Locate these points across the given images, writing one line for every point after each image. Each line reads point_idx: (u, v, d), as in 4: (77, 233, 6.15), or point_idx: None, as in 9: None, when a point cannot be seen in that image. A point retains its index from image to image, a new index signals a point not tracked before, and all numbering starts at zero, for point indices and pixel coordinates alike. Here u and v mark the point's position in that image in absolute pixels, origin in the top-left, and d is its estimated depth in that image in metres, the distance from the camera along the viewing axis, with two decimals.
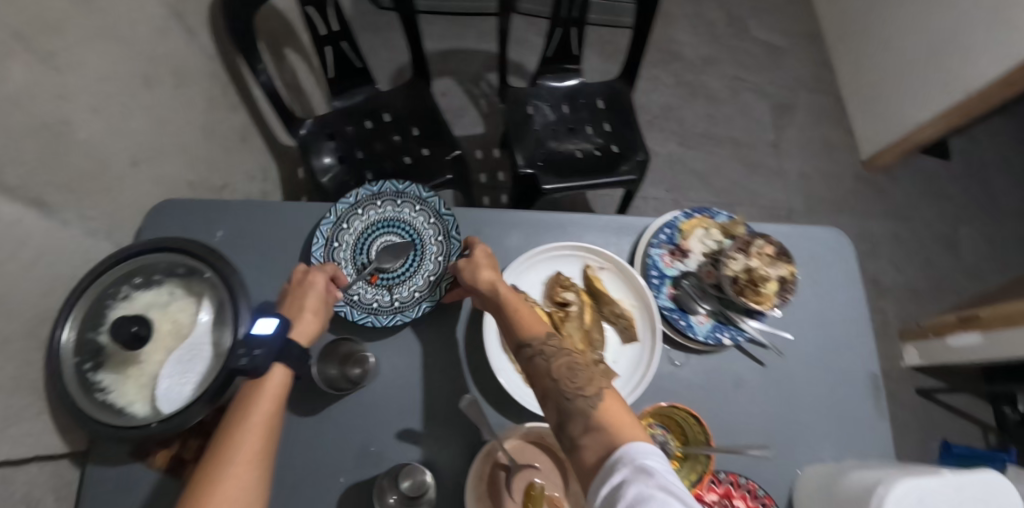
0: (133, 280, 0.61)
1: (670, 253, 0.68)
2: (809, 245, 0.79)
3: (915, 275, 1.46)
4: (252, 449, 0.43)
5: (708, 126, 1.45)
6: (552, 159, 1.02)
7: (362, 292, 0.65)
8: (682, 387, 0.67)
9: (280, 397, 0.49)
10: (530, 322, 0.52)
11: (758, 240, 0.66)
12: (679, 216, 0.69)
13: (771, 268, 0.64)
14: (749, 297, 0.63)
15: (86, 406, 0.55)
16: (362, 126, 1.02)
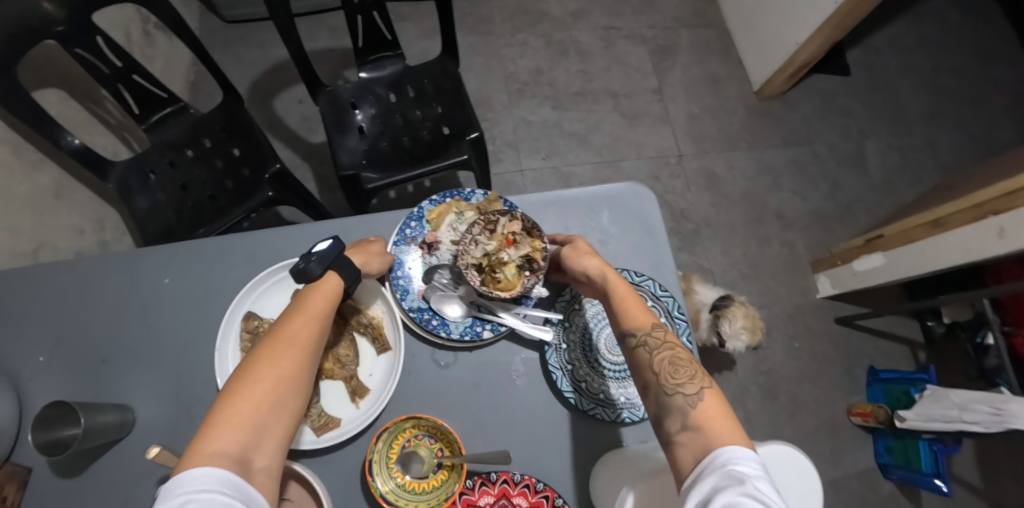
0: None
1: (419, 247, 0.66)
2: (605, 206, 0.72)
3: (823, 201, 1.38)
4: (302, 336, 0.48)
5: (583, 84, 1.35)
6: (376, 154, 1.02)
7: (603, 390, 0.62)
8: (450, 388, 0.62)
9: (332, 299, 0.53)
10: (634, 311, 0.53)
11: (502, 217, 0.61)
12: (426, 205, 0.67)
13: (514, 246, 0.61)
14: (489, 285, 0.61)
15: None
16: (183, 155, 1.01)
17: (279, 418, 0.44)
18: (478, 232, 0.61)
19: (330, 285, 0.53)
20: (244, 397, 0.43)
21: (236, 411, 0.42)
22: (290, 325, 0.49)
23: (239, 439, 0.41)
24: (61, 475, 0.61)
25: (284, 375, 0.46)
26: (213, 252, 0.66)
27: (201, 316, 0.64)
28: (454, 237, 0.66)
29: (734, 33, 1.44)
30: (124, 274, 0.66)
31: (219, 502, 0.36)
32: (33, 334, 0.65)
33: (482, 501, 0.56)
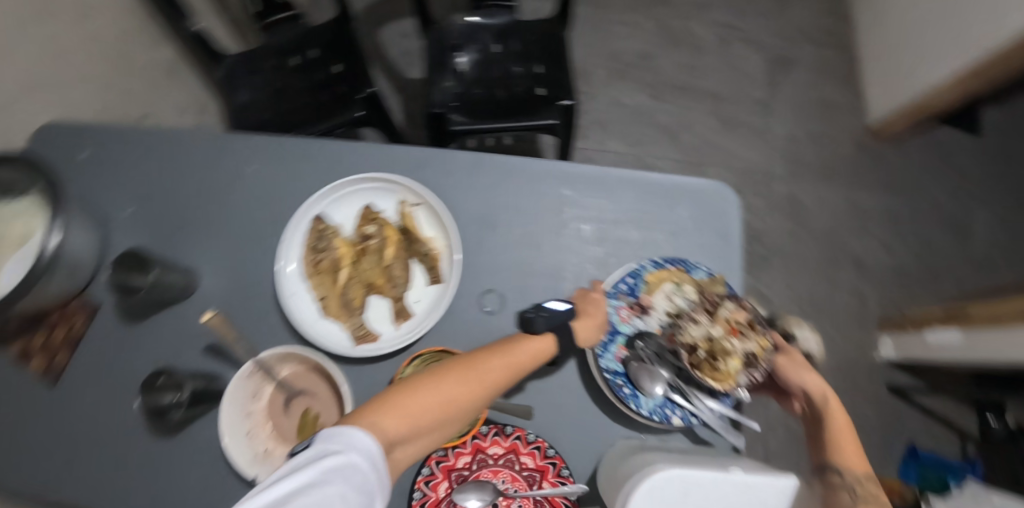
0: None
1: (629, 305, 0.63)
2: (685, 200, 0.69)
3: (909, 260, 1.25)
4: (492, 379, 0.49)
5: (687, 78, 1.28)
6: (467, 98, 0.99)
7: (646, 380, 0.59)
8: (488, 335, 0.62)
9: (531, 361, 0.53)
10: (851, 454, 0.53)
11: (727, 303, 0.61)
12: (647, 264, 0.64)
13: (738, 338, 0.60)
14: (705, 372, 0.59)
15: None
16: (285, 62, 1.03)
17: (430, 433, 0.44)
18: (701, 312, 0.62)
19: (536, 348, 0.53)
20: (420, 397, 0.44)
21: (421, 411, 0.43)
22: (490, 362, 0.50)
23: (401, 428, 0.41)
24: (129, 322, 0.66)
25: (459, 400, 0.46)
26: (295, 150, 0.67)
27: (272, 209, 0.66)
28: (668, 307, 0.63)
29: (863, 59, 1.31)
30: (214, 153, 0.69)
31: (360, 473, 0.35)
32: (127, 186, 0.70)
33: (491, 449, 0.59)
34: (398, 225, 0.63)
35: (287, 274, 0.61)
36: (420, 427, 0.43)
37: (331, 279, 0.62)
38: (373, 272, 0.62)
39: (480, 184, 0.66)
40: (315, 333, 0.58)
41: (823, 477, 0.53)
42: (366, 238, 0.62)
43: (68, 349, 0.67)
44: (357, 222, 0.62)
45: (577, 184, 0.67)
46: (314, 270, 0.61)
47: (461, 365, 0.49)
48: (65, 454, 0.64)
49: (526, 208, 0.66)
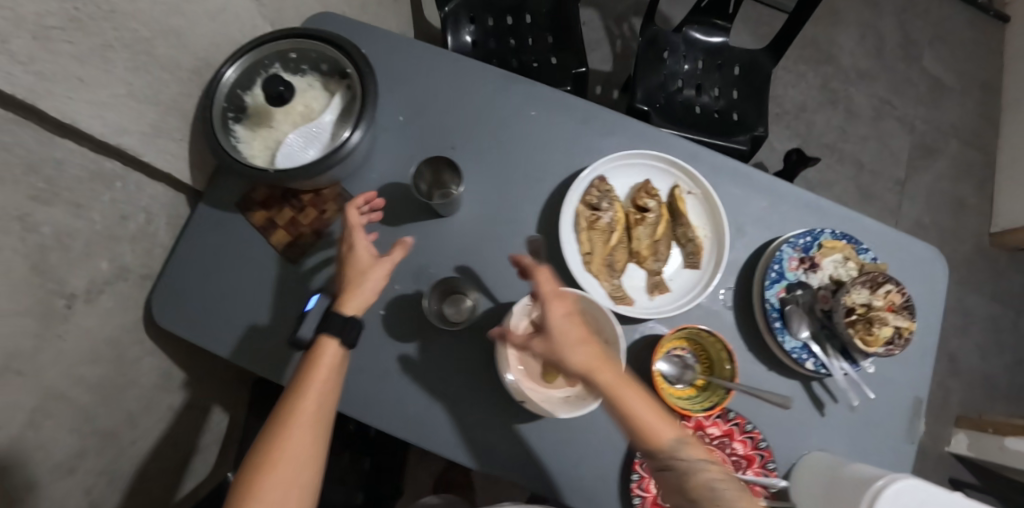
0: (290, 57, 0.68)
1: (800, 260, 0.66)
2: (906, 257, 0.71)
3: (997, 369, 1.27)
4: (315, 408, 0.52)
5: (836, 140, 1.34)
6: (670, 103, 1.03)
7: (838, 367, 0.64)
8: (724, 327, 0.66)
9: (336, 366, 0.54)
10: (652, 422, 0.49)
11: (890, 284, 0.64)
12: (825, 231, 0.67)
13: (893, 315, 0.63)
14: (858, 333, 0.62)
15: (219, 131, 0.64)
16: (503, 21, 1.06)
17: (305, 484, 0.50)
18: (863, 284, 0.63)
19: (334, 345, 0.54)
20: (280, 468, 0.49)
21: (282, 491, 0.48)
22: (310, 392, 0.52)
23: None
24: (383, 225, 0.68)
25: (313, 416, 0.51)
26: (573, 107, 0.70)
27: (545, 156, 0.69)
28: (831, 274, 0.67)
29: (1001, 167, 1.36)
30: (488, 84, 0.71)
31: None
32: (407, 95, 0.71)
33: (710, 429, 0.63)
34: (668, 205, 0.67)
35: (564, 219, 0.64)
36: (291, 481, 0.49)
37: (600, 238, 0.65)
38: (639, 242, 0.66)
39: (742, 192, 0.70)
40: (585, 281, 0.62)
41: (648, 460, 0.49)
42: (645, 210, 0.65)
43: (314, 232, 0.69)
44: (635, 193, 0.66)
45: (822, 214, 0.70)
46: (589, 226, 0.64)
47: (276, 424, 0.51)
48: (292, 329, 0.67)
49: (774, 222, 0.70)
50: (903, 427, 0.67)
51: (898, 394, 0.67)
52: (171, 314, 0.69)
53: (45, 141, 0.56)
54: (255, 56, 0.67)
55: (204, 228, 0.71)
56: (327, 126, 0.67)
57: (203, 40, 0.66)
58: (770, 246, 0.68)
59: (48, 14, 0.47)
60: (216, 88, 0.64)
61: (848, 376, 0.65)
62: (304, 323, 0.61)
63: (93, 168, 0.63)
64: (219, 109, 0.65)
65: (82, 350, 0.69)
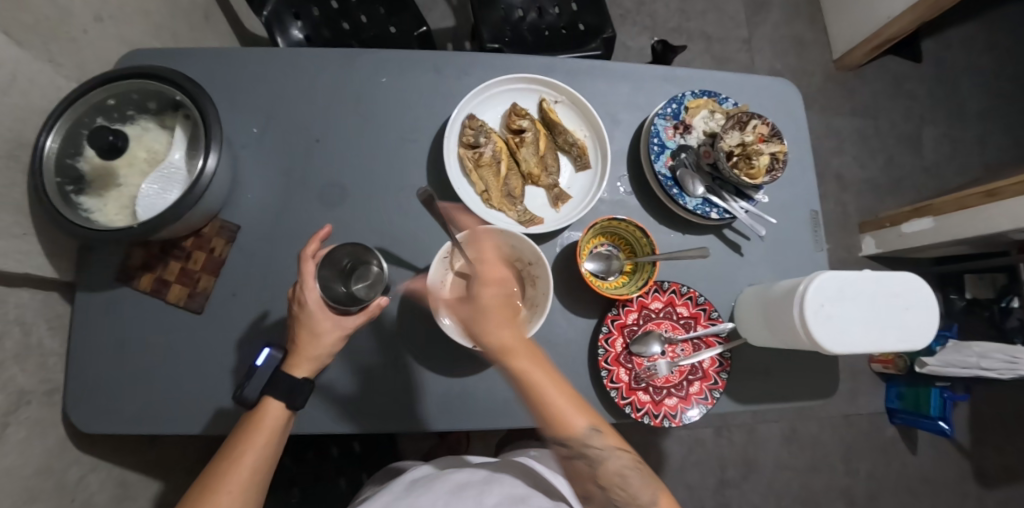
0: (108, 104, 0.63)
1: (674, 127, 0.70)
2: (760, 94, 0.77)
3: (877, 172, 1.42)
4: (253, 461, 0.53)
5: (681, 21, 1.40)
6: (519, 35, 0.99)
7: (737, 208, 0.70)
8: (631, 211, 0.70)
9: (276, 425, 0.55)
10: (572, 419, 0.53)
11: (754, 119, 0.69)
12: (687, 94, 0.71)
13: (765, 144, 0.69)
14: (741, 170, 0.68)
15: (58, 203, 0.58)
16: (328, 6, 0.97)
17: None
18: (732, 127, 0.69)
19: (278, 406, 0.55)
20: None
21: None
22: (245, 455, 0.53)
23: None
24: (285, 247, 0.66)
25: (252, 469, 0.53)
26: (423, 60, 0.70)
27: (412, 117, 0.68)
28: (705, 129, 0.71)
29: None
30: (328, 66, 0.69)
31: None
32: (252, 107, 0.68)
33: (653, 305, 0.68)
34: (542, 120, 0.69)
35: (451, 169, 0.64)
36: None
37: (491, 173, 0.66)
38: (529, 163, 0.67)
39: (605, 87, 0.73)
40: (491, 216, 0.63)
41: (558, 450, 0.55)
42: (521, 131, 0.66)
43: (210, 274, 0.65)
44: (507, 118, 0.67)
45: (680, 81, 0.75)
46: (475, 165, 0.65)
47: (214, 489, 0.51)
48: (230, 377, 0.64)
49: (642, 104, 0.74)
50: (807, 238, 0.74)
51: (793, 213, 0.75)
52: (94, 417, 0.64)
53: None
54: (70, 117, 0.61)
55: (91, 315, 0.66)
56: (180, 163, 0.64)
57: (4, 120, 0.60)
58: (645, 125, 0.71)
59: None
60: (37, 159, 0.58)
61: (748, 211, 0.71)
62: (251, 381, 0.56)
63: None
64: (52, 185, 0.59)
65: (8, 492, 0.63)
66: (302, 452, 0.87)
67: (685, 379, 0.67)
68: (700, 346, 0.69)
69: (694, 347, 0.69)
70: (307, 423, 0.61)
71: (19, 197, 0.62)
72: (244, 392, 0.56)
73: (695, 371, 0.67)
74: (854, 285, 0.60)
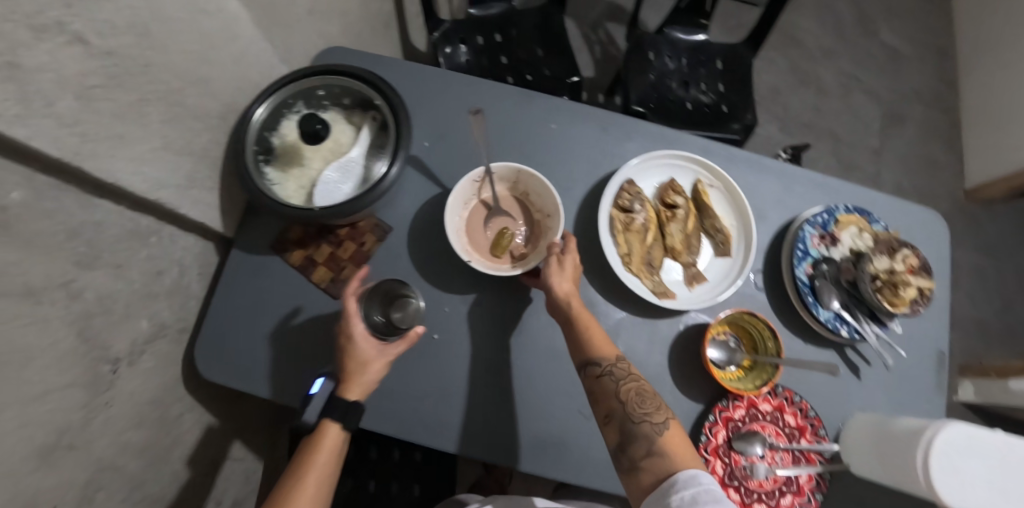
0: (315, 94, 0.70)
1: (821, 236, 0.70)
2: (909, 221, 0.76)
3: (988, 315, 1.35)
4: (315, 484, 0.55)
5: (813, 118, 1.40)
6: (663, 103, 1.01)
7: (868, 331, 0.69)
8: (758, 307, 0.70)
9: (336, 447, 0.58)
10: (601, 342, 0.59)
11: (905, 249, 0.69)
12: (838, 207, 0.72)
13: (914, 276, 0.67)
14: (885, 297, 0.67)
15: (251, 171, 0.65)
16: (492, 38, 1.03)
17: None
18: (881, 252, 0.69)
19: (337, 429, 0.58)
20: None
21: None
22: (307, 476, 0.55)
23: None
24: (422, 258, 0.69)
25: (314, 491, 0.55)
26: (593, 117, 0.73)
27: (571, 166, 0.71)
28: (851, 246, 0.71)
29: (965, 125, 1.45)
30: (505, 101, 0.73)
31: None
32: (428, 120, 0.73)
33: (762, 406, 0.66)
34: (693, 201, 0.71)
35: (602, 227, 0.67)
36: None
37: (636, 239, 0.68)
38: (673, 238, 0.69)
39: (757, 180, 0.74)
40: (629, 280, 0.65)
41: (586, 372, 0.58)
42: (674, 206, 0.69)
43: (355, 265, 0.70)
44: (663, 192, 0.70)
45: (832, 191, 0.75)
46: (624, 229, 0.67)
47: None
48: None
49: (791, 204, 0.74)
50: (931, 378, 0.71)
51: (924, 348, 0.72)
52: (218, 367, 0.68)
53: (83, 203, 0.58)
54: (279, 98, 0.68)
55: (239, 273, 0.71)
56: (360, 159, 0.68)
57: (224, 87, 0.67)
58: (790, 229, 0.71)
59: (90, 73, 0.50)
60: (247, 129, 0.65)
61: (877, 336, 0.70)
62: (308, 407, 0.58)
63: (131, 226, 0.65)
64: (251, 155, 0.65)
65: (126, 413, 0.68)
66: (366, 450, 0.90)
67: (778, 488, 0.65)
68: (799, 460, 0.67)
69: (793, 459, 0.67)
70: (408, 431, 0.63)
71: (215, 156, 0.69)
72: (303, 417, 0.58)
73: (789, 482, 0.66)
74: (999, 457, 0.53)
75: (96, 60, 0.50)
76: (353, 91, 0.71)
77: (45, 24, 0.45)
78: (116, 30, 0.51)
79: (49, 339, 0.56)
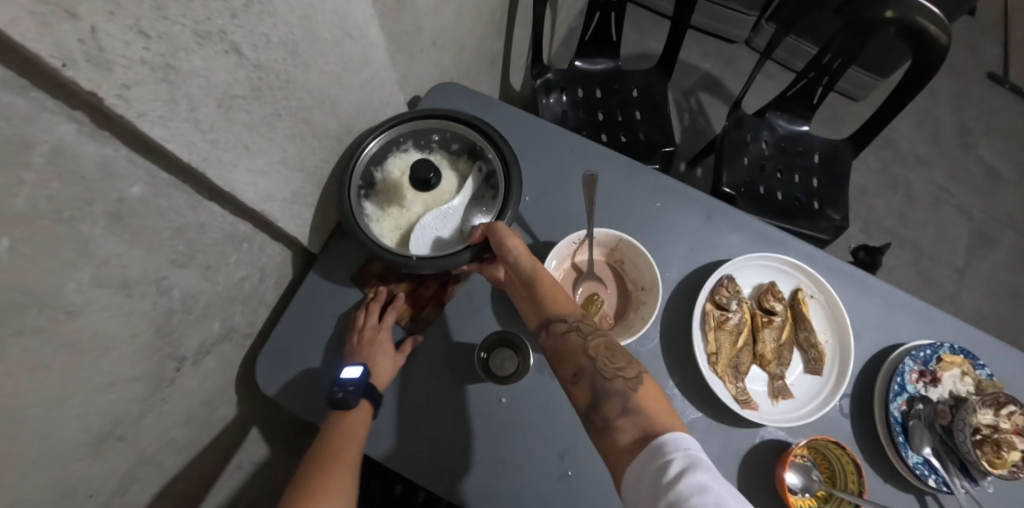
0: (428, 136, 0.70)
1: (920, 372, 0.66)
2: (1016, 373, 0.70)
3: None
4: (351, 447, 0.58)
5: (896, 224, 1.37)
6: (754, 188, 0.99)
7: (958, 485, 0.64)
8: (841, 435, 0.65)
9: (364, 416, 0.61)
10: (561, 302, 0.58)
11: (1013, 405, 0.63)
12: (942, 345, 0.68)
13: (1021, 439, 0.62)
14: (984, 454, 0.62)
15: (354, 207, 0.64)
16: (592, 93, 1.03)
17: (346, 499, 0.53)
18: (986, 405, 0.63)
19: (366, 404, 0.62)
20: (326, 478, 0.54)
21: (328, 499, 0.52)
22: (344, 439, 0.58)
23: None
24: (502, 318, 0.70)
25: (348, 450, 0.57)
26: (700, 203, 0.71)
27: (669, 249, 0.69)
28: (949, 389, 0.67)
29: None
30: (614, 171, 0.72)
31: None
32: (534, 176, 0.73)
33: None
34: (791, 309, 0.68)
35: (694, 319, 0.65)
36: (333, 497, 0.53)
37: (727, 339, 0.65)
38: (765, 344, 0.66)
39: (859, 298, 0.71)
40: (714, 382, 0.62)
41: (551, 331, 0.55)
42: (772, 312, 0.67)
43: (435, 305, 0.70)
44: (761, 295, 0.68)
45: (938, 324, 0.71)
46: (716, 326, 0.65)
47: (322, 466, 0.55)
48: (407, 408, 0.65)
49: (891, 331, 0.70)
50: None
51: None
52: (278, 385, 0.67)
53: (194, 205, 0.58)
54: (392, 132, 0.68)
55: (319, 291, 0.72)
56: (460, 209, 0.67)
57: (346, 109, 0.68)
58: (892, 354, 0.68)
59: (235, 83, 0.50)
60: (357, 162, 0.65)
61: (967, 493, 0.64)
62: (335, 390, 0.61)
63: (230, 230, 0.65)
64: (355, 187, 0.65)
65: (180, 410, 0.68)
66: (395, 483, 0.87)
67: None
68: None
69: None
70: (460, 495, 0.61)
71: (321, 173, 0.69)
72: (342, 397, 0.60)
73: None
74: None
75: (243, 72, 0.50)
76: (466, 138, 0.70)
77: (209, 32, 0.44)
78: (269, 44, 0.51)
79: (130, 333, 0.55)
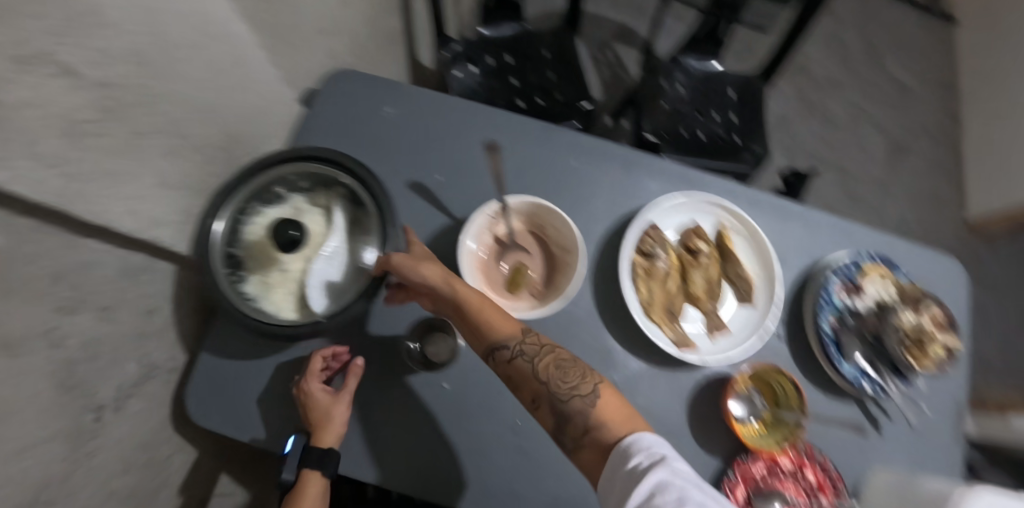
0: (269, 189, 0.62)
1: (846, 286, 0.68)
2: (929, 270, 0.74)
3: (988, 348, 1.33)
4: None
5: (820, 147, 1.41)
6: (676, 131, 0.99)
7: (891, 385, 0.67)
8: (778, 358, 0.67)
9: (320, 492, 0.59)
10: (496, 324, 0.54)
11: (929, 303, 0.68)
12: (862, 256, 0.70)
13: (939, 333, 0.67)
14: (911, 353, 0.66)
15: (231, 295, 0.56)
16: (501, 59, 1.00)
17: None
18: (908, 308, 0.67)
19: (319, 474, 0.58)
20: None
21: None
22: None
23: None
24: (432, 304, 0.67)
25: None
26: (614, 155, 0.71)
27: (590, 206, 0.69)
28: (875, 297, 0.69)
29: (967, 158, 1.45)
30: (522, 136, 0.70)
31: None
32: (443, 154, 0.70)
33: (782, 462, 0.62)
34: (716, 245, 0.69)
35: (622, 273, 0.65)
36: None
37: (658, 286, 0.66)
38: (696, 284, 0.67)
39: (780, 223, 0.72)
40: (649, 330, 0.62)
41: (495, 360, 0.52)
42: (697, 252, 0.67)
43: None
44: (686, 237, 0.68)
45: (855, 236, 0.73)
46: (645, 276, 0.65)
47: None
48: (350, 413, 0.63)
49: (813, 249, 0.72)
50: (947, 431, 0.69)
51: (941, 402, 0.70)
52: (213, 415, 0.64)
53: (67, 246, 0.53)
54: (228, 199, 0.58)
55: None
56: (343, 245, 0.61)
57: (225, 115, 0.63)
58: (817, 272, 0.70)
59: (78, 109, 0.44)
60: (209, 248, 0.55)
61: (900, 390, 0.68)
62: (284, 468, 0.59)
63: (122, 265, 0.60)
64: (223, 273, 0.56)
65: (112, 462, 0.64)
66: (364, 487, 0.86)
67: None
68: None
69: None
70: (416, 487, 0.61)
71: (213, 188, 0.64)
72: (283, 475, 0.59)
73: None
74: None
75: (86, 93, 0.45)
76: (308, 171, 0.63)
77: (33, 55, 0.39)
78: (109, 58, 0.46)
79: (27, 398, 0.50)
